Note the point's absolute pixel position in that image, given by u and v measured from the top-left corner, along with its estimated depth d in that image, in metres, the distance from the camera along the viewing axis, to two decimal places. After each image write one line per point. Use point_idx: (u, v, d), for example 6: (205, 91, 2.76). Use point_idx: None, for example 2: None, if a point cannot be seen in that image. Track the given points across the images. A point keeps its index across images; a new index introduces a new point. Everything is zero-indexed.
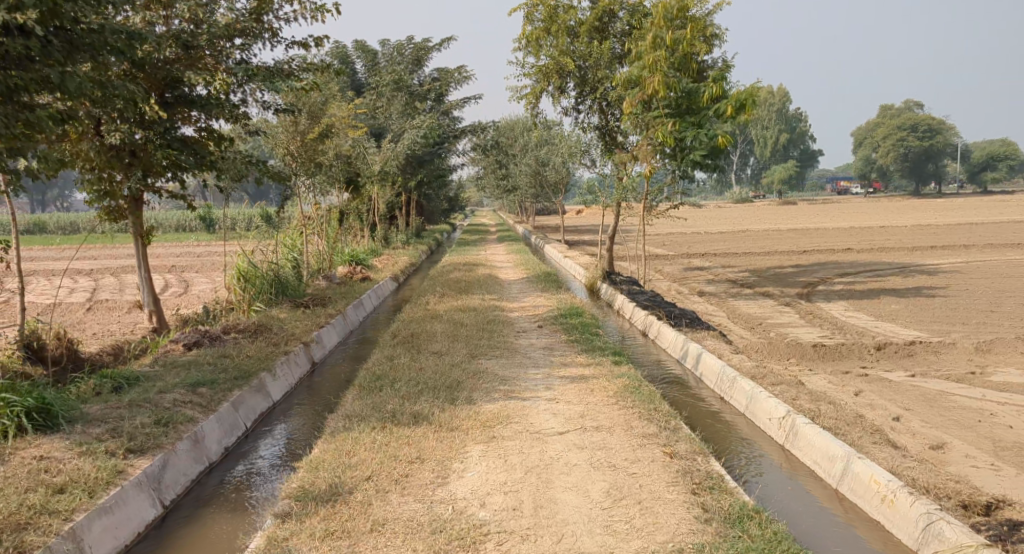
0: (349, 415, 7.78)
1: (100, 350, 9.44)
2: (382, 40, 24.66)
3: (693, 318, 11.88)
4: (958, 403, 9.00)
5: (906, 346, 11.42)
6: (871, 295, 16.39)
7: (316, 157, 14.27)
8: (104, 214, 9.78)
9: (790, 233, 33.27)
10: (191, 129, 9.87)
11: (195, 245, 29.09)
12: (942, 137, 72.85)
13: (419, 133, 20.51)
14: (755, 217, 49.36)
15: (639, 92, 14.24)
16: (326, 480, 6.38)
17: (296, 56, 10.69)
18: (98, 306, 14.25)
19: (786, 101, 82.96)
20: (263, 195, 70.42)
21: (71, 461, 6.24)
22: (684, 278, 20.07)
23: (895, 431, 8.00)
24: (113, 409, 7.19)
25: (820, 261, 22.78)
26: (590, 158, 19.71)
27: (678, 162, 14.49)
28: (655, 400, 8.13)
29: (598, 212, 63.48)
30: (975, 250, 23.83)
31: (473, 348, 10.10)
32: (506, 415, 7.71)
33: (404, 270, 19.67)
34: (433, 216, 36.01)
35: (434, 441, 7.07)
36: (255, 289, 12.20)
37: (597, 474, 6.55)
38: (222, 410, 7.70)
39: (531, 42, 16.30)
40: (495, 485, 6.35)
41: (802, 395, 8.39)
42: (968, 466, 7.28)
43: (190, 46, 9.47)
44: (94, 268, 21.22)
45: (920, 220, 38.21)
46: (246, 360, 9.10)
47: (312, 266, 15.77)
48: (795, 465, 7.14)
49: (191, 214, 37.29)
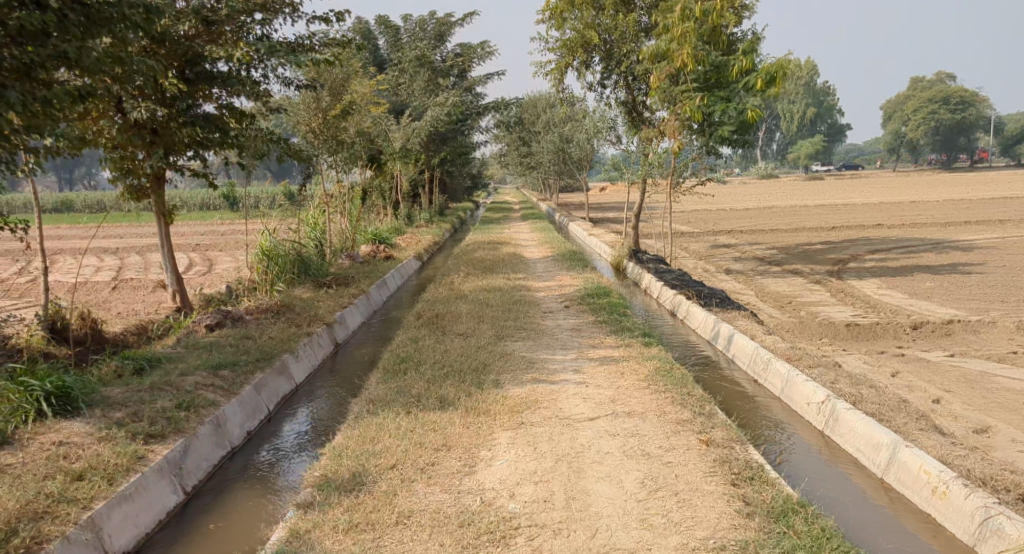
0: (373, 399, 7.58)
1: (124, 330, 9.30)
2: (404, 14, 24.19)
3: (724, 297, 11.54)
4: (1001, 384, 8.61)
5: (943, 325, 11.01)
6: (904, 273, 15.91)
7: (339, 134, 14.05)
8: (127, 192, 9.63)
9: (817, 209, 32.57)
10: (213, 106, 9.63)
11: (221, 223, 29.18)
12: (976, 109, 70.88)
13: (442, 109, 20.19)
14: (781, 193, 48.52)
15: (666, 66, 13.76)
16: (350, 468, 6.18)
17: (318, 31, 10.40)
18: (123, 284, 14.20)
19: (814, 74, 81.28)
20: (286, 173, 70.98)
21: (91, 447, 6.09)
22: (710, 255, 19.67)
23: (938, 415, 7.66)
24: (134, 393, 7.04)
25: (850, 237, 22.24)
26: (616, 134, 19.29)
27: (705, 138, 14.21)
28: (688, 384, 7.85)
29: (624, 189, 62.90)
30: (1011, 226, 23.13)
31: (498, 329, 9.86)
32: (534, 401, 7.47)
33: (427, 248, 19.46)
34: (455, 193, 35.74)
35: (461, 427, 6.86)
36: (277, 269, 12.02)
37: (631, 463, 6.30)
38: (244, 393, 7.54)
39: (555, 15, 15.85)
40: (525, 475, 6.13)
41: (841, 378, 8.06)
42: (1015, 452, 6.96)
43: (210, 21, 9.26)
44: (119, 246, 21.17)
45: (951, 196, 37.14)
46: (268, 341, 8.92)
47: (335, 245, 15.60)
48: (836, 452, 6.86)
49: (214, 193, 37.32)
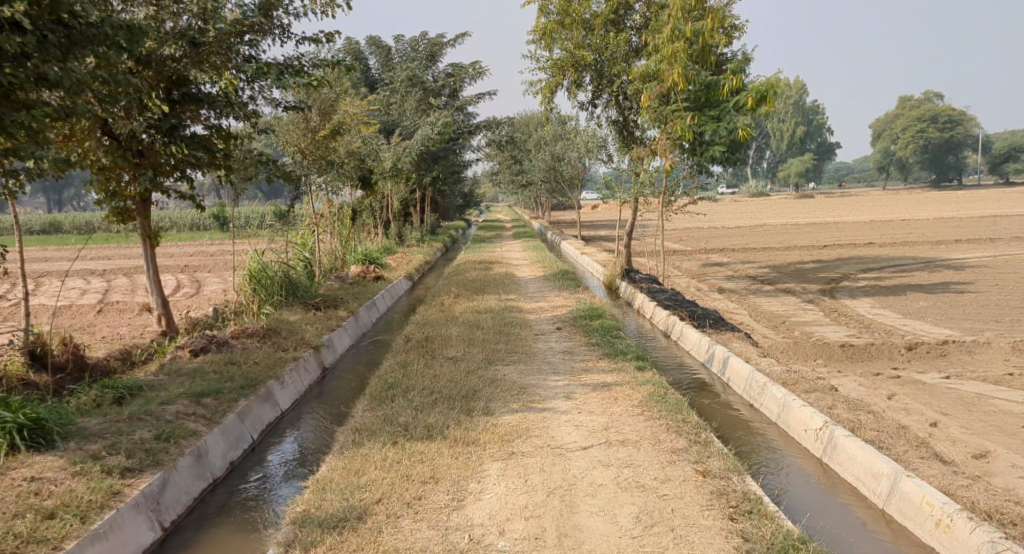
0: (359, 427, 7.39)
1: (107, 355, 9.04)
2: (395, 35, 24.17)
3: (717, 318, 11.40)
4: (999, 407, 8.46)
5: (938, 346, 10.86)
6: (898, 292, 15.81)
7: (328, 154, 13.88)
8: (112, 215, 9.38)
9: (809, 227, 32.49)
10: (200, 126, 9.42)
11: (209, 244, 28.98)
12: (964, 128, 71.33)
13: (434, 128, 20.12)
14: (773, 210, 48.63)
15: (656, 86, 13.64)
16: (334, 503, 5.98)
17: (307, 52, 10.27)
18: (108, 308, 13.93)
19: (803, 94, 81.93)
20: (276, 193, 71.84)
21: (64, 482, 5.85)
22: (703, 274, 19.55)
23: (935, 440, 7.51)
24: (112, 423, 6.78)
25: (842, 256, 22.18)
26: (607, 153, 19.25)
27: (697, 157, 14.06)
28: (684, 410, 7.66)
29: (615, 208, 62.97)
30: (1001, 244, 23.12)
31: (489, 353, 9.67)
32: (525, 429, 7.28)
33: (419, 268, 19.33)
34: (447, 212, 35.42)
35: (450, 458, 6.66)
36: (265, 291, 11.80)
37: (625, 496, 6.11)
38: (226, 422, 7.32)
39: (544, 35, 15.79)
40: (515, 510, 5.93)
41: (840, 403, 7.86)
42: (1016, 478, 6.81)
43: (197, 43, 9.01)
44: (107, 268, 20.94)
45: (942, 213, 37.26)
46: (254, 367, 8.69)
47: (325, 266, 15.45)
48: (833, 481, 6.70)
49: (204, 213, 37.35)
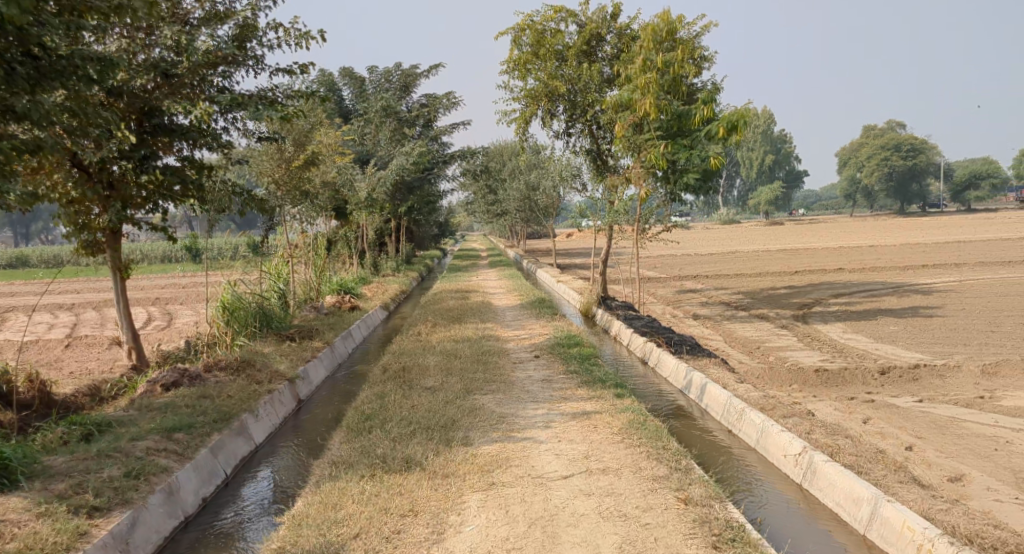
0: (336, 460, 7.26)
1: (75, 392, 8.82)
2: (369, 66, 24.27)
3: (694, 344, 11.43)
4: (972, 430, 8.53)
5: (911, 370, 10.96)
6: (869, 316, 15.97)
7: (302, 184, 13.82)
8: (80, 248, 9.20)
9: (780, 254, 32.82)
10: (173, 158, 9.33)
11: (180, 276, 28.62)
12: (927, 156, 72.95)
13: (408, 158, 20.14)
14: (744, 237, 49.23)
15: (629, 115, 13.78)
16: (311, 539, 5.84)
17: (281, 83, 10.26)
18: (77, 342, 13.64)
19: (771, 123, 83.42)
20: (249, 224, 71.50)
21: (27, 524, 5.66)
22: (677, 300, 19.66)
23: (911, 464, 7.54)
24: (79, 461, 6.59)
25: (813, 281, 22.44)
26: (581, 182, 19.38)
27: (670, 185, 14.20)
28: (663, 437, 7.63)
29: (590, 236, 63.40)
30: (967, 269, 23.53)
31: (467, 383, 9.58)
32: (504, 459, 7.20)
33: (394, 297, 19.24)
34: (423, 241, 35.28)
35: (429, 490, 6.56)
36: (238, 322, 11.63)
37: (607, 526, 6.05)
38: (199, 457, 7.16)
39: (518, 66, 15.92)
40: (496, 542, 5.84)
41: (817, 428, 7.88)
42: (992, 501, 6.84)
43: (170, 74, 8.97)
44: (76, 302, 20.57)
45: (908, 239, 37.96)
46: (227, 400, 8.53)
47: (300, 297, 15.30)
48: (814, 506, 6.68)
49: (176, 245, 36.97)
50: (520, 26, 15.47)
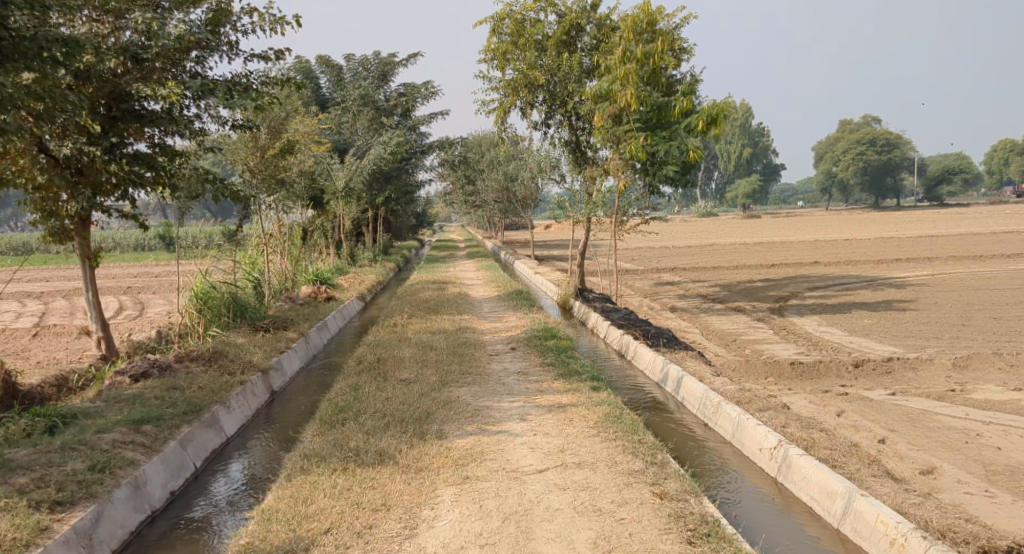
0: (308, 453, 7.15)
1: (41, 383, 8.62)
2: (346, 54, 23.97)
3: (671, 337, 11.41)
4: (944, 423, 8.57)
5: (884, 363, 11.02)
6: (843, 310, 16.05)
7: (278, 172, 13.61)
8: (48, 235, 8.97)
9: (757, 247, 32.92)
10: (144, 144, 9.13)
11: (152, 264, 28.17)
12: (901, 151, 73.65)
13: (385, 148, 19.92)
14: (721, 230, 49.38)
15: (609, 106, 13.62)
16: (280, 535, 5.73)
17: (256, 69, 10.07)
18: (45, 332, 13.36)
19: (750, 117, 83.80)
20: (224, 212, 70.77)
21: None
22: (655, 292, 19.66)
23: (884, 457, 7.57)
24: (42, 454, 6.42)
25: (790, 274, 22.54)
26: (560, 173, 19.30)
27: (649, 177, 14.18)
28: (640, 430, 7.59)
29: (568, 228, 63.38)
30: (939, 263, 23.76)
31: (442, 375, 9.48)
32: (479, 452, 7.12)
33: (371, 288, 19.06)
34: (400, 231, 35.02)
35: (402, 484, 6.47)
36: (211, 312, 11.43)
37: (582, 521, 6.00)
38: (167, 450, 7.02)
39: (498, 56, 15.76)
40: (469, 537, 5.76)
41: (793, 421, 7.88)
42: (963, 494, 6.88)
43: (141, 59, 8.76)
44: (45, 290, 20.17)
45: (882, 232, 38.25)
46: (198, 392, 8.37)
47: (275, 286, 15.11)
48: (789, 500, 6.68)
49: (149, 233, 36.49)
50: (499, 15, 15.32)
